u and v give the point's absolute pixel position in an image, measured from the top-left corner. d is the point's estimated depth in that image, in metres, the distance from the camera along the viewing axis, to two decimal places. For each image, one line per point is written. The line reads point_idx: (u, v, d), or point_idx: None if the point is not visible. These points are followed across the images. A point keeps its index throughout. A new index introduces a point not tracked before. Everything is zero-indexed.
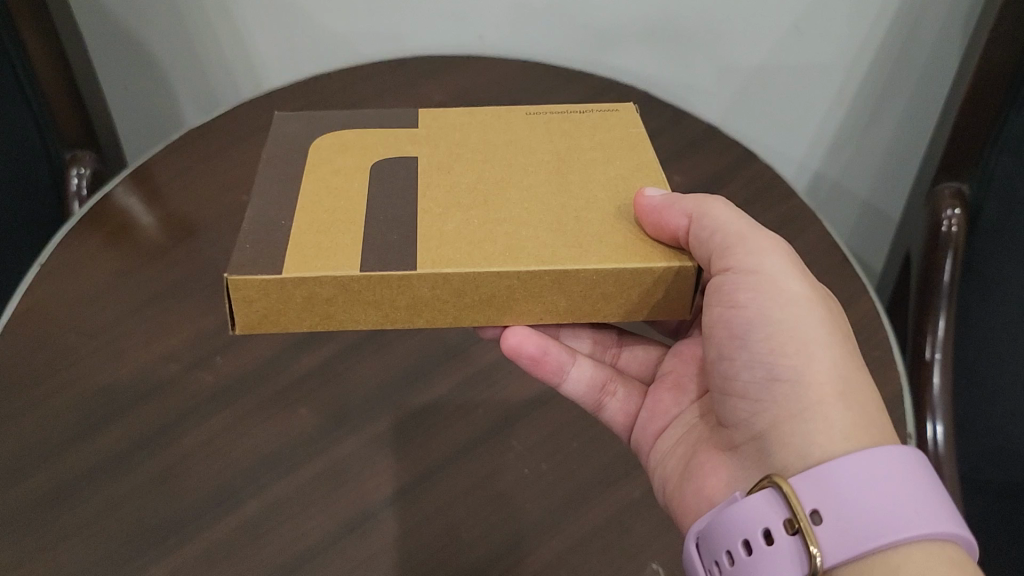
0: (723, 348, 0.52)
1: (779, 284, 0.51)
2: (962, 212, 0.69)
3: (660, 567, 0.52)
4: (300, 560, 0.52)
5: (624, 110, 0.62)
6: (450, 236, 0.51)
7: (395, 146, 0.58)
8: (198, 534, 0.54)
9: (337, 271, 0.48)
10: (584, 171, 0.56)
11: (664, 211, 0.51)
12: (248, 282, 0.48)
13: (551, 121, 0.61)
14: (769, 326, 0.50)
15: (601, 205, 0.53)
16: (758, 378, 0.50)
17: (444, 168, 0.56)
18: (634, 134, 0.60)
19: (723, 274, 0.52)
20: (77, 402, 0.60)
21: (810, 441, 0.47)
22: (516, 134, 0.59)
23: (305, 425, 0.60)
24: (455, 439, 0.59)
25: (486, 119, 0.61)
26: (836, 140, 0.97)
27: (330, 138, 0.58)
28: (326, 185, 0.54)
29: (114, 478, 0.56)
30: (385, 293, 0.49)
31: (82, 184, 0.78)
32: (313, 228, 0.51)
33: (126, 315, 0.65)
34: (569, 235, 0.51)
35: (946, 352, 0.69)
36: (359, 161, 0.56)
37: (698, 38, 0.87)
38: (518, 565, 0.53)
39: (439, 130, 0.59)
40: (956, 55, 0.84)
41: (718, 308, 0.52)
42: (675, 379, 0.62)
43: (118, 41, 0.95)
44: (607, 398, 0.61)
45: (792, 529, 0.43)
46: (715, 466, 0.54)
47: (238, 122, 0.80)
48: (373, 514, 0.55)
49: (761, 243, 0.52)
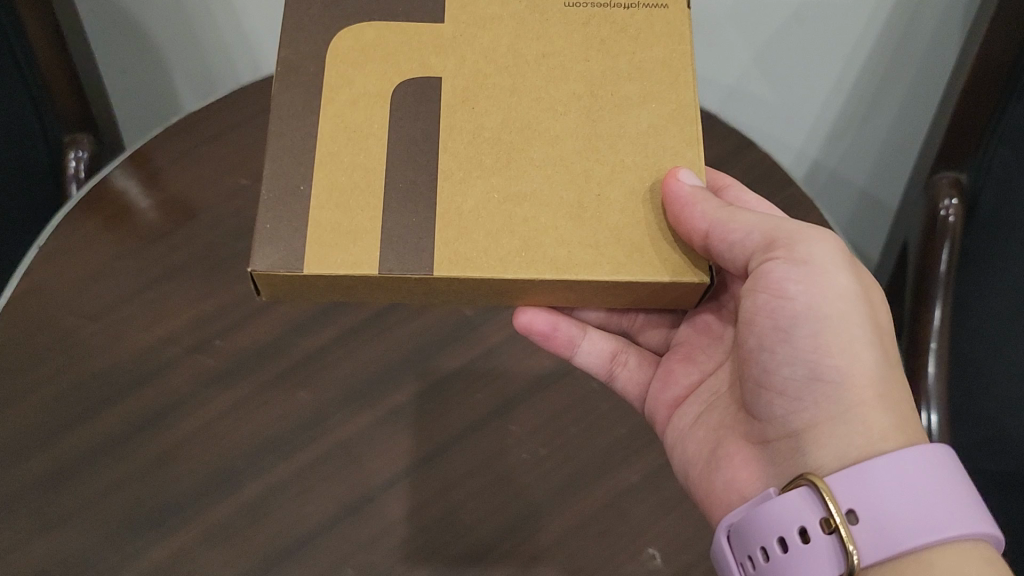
0: (765, 339, 0.50)
1: (830, 278, 0.50)
2: (959, 202, 0.71)
3: (657, 551, 0.53)
4: (300, 542, 0.53)
5: (673, 3, 0.56)
6: (469, 218, 0.49)
7: (418, 58, 0.53)
8: (200, 515, 0.54)
9: (359, 269, 0.47)
10: (617, 123, 0.52)
11: (688, 207, 0.48)
12: (272, 275, 0.47)
13: (593, 19, 0.55)
14: (817, 320, 0.49)
15: (627, 180, 0.50)
16: (799, 375, 0.49)
17: (469, 101, 0.52)
18: (676, 57, 0.54)
19: (770, 262, 0.50)
20: (77, 383, 0.60)
21: (849, 443, 0.47)
22: (551, 43, 0.54)
23: (305, 409, 0.59)
24: (456, 422, 0.59)
25: (520, 14, 0.55)
26: (835, 129, 0.97)
27: (348, 37, 0.53)
28: (344, 121, 0.51)
29: (115, 461, 0.56)
30: (404, 284, 0.48)
31: (80, 167, 0.78)
32: (330, 202, 0.49)
33: (125, 297, 0.65)
34: (587, 229, 0.49)
35: (942, 341, 0.70)
36: (380, 85, 0.52)
37: (699, 24, 0.87)
38: (515, 547, 0.53)
39: (465, 33, 0.54)
40: (954, 49, 0.85)
41: (764, 295, 0.50)
42: (687, 351, 0.60)
43: (114, 20, 0.94)
44: (618, 369, 0.61)
45: (828, 528, 0.44)
46: (745, 458, 0.53)
47: (235, 99, 0.77)
48: (374, 498, 0.55)
49: (811, 233, 0.51)
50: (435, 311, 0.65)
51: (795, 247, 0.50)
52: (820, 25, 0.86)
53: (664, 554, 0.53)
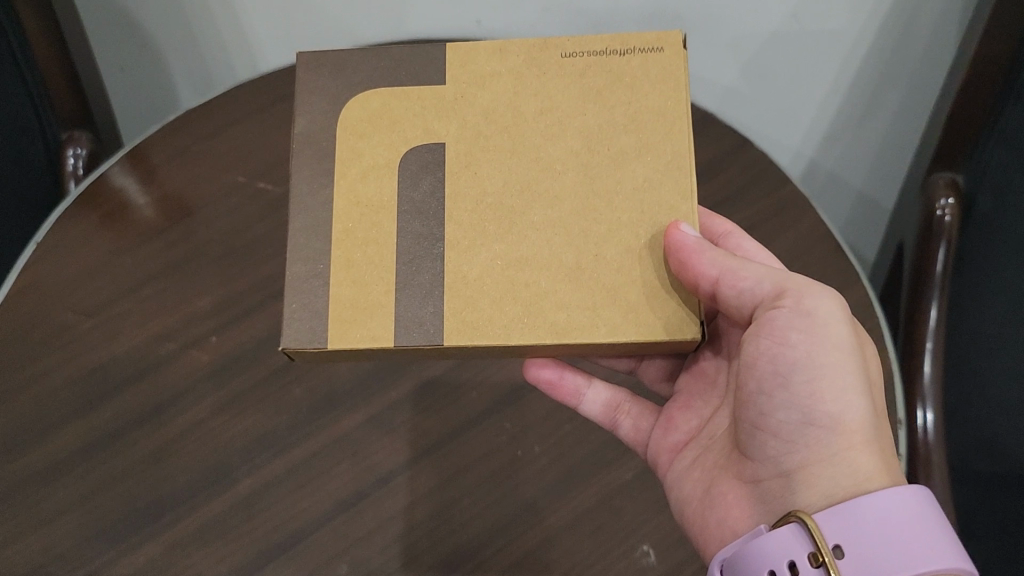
0: (763, 384, 0.48)
1: (830, 328, 0.48)
2: (955, 202, 0.71)
3: (650, 548, 0.54)
4: (295, 537, 0.54)
5: (669, 43, 0.51)
6: (475, 287, 0.48)
7: (421, 121, 0.50)
8: (195, 510, 0.55)
9: (376, 344, 0.47)
10: (614, 179, 0.49)
11: (693, 255, 0.46)
12: (302, 351, 0.48)
13: (589, 70, 0.51)
14: (815, 368, 0.47)
15: (623, 235, 0.48)
16: (792, 420, 0.48)
17: (471, 161, 0.50)
18: (673, 104, 0.50)
19: (774, 310, 0.49)
20: (74, 379, 0.60)
21: (837, 483, 0.46)
22: (549, 96, 0.50)
23: (300, 405, 0.59)
24: (451, 419, 0.59)
25: (519, 68, 0.51)
26: (832, 131, 0.98)
27: (357, 107, 0.51)
28: (356, 197, 0.50)
29: (110, 456, 0.57)
30: (419, 352, 0.49)
31: (78, 164, 0.78)
32: (348, 278, 0.49)
33: (121, 293, 0.65)
34: (585, 290, 0.48)
35: (938, 342, 0.70)
36: (390, 153, 0.50)
37: (696, 24, 0.87)
38: (510, 544, 0.54)
39: (465, 92, 0.51)
40: (952, 50, 0.85)
41: (766, 341, 0.48)
42: (686, 400, 0.58)
43: (115, 17, 0.94)
44: (621, 417, 0.58)
45: (816, 562, 0.43)
46: (737, 498, 0.51)
47: (233, 97, 0.78)
48: (369, 493, 0.55)
49: (817, 287, 0.49)
50: None
51: (800, 296, 0.48)
52: (819, 25, 0.85)
53: (658, 551, 0.53)
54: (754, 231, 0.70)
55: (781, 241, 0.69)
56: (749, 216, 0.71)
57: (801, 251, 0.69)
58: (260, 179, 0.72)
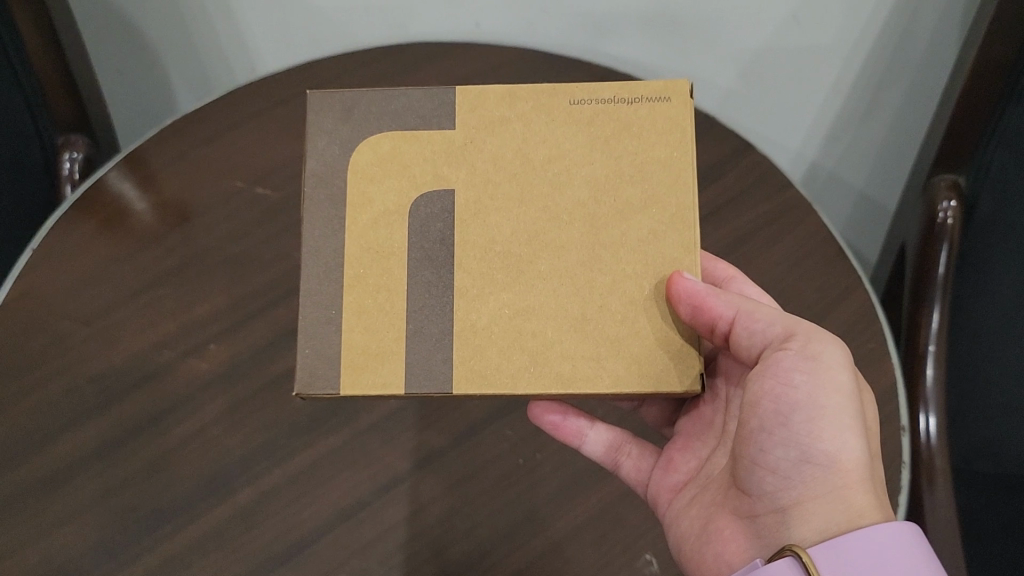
0: (764, 422, 0.48)
1: (834, 373, 0.47)
2: (958, 204, 0.70)
3: (654, 558, 0.53)
4: (294, 548, 0.53)
5: (676, 92, 0.51)
6: (484, 335, 0.48)
7: (430, 165, 0.50)
8: (194, 521, 0.54)
9: (387, 391, 0.47)
10: (620, 231, 0.49)
11: (707, 300, 0.47)
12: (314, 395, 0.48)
13: (597, 117, 0.50)
14: (817, 409, 0.46)
15: (630, 286, 0.49)
16: (790, 457, 0.47)
17: (480, 212, 0.49)
18: (678, 156, 0.50)
19: (781, 352, 0.48)
20: (72, 389, 0.59)
21: (830, 520, 0.45)
22: (557, 142, 0.50)
23: (299, 413, 0.59)
24: (449, 429, 0.58)
25: (527, 115, 0.50)
26: (831, 134, 0.97)
27: (368, 150, 0.50)
28: (368, 239, 0.49)
29: (108, 467, 0.56)
30: (428, 397, 0.49)
31: (74, 168, 0.78)
32: (359, 324, 0.48)
33: (118, 301, 0.64)
34: (591, 340, 0.48)
35: (941, 344, 0.70)
36: (399, 198, 0.49)
37: (696, 25, 0.87)
38: (510, 554, 0.53)
39: (474, 138, 0.50)
40: (954, 50, 0.84)
41: (770, 381, 0.48)
42: (685, 440, 0.56)
43: (110, 20, 0.94)
44: (622, 457, 0.56)
45: None
46: (734, 532, 0.50)
47: (230, 102, 0.77)
48: (369, 504, 0.55)
49: (824, 334, 0.48)
50: None
51: (806, 342, 0.48)
52: (817, 28, 0.85)
53: (660, 561, 0.53)
54: (755, 236, 0.69)
55: (782, 246, 0.69)
56: (750, 221, 0.70)
57: (801, 256, 0.68)
58: (257, 184, 0.71)
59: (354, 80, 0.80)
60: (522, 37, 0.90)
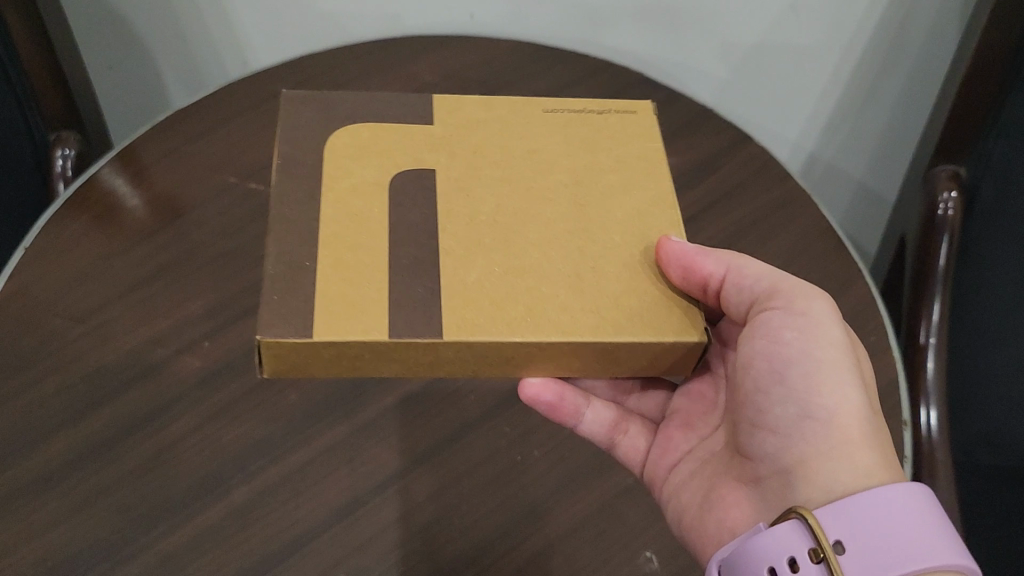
0: (759, 381, 0.50)
1: (825, 326, 0.49)
2: (958, 195, 0.69)
3: (654, 555, 0.52)
4: (290, 549, 0.51)
5: (640, 110, 0.60)
6: (473, 291, 0.47)
7: (412, 151, 0.54)
8: (188, 522, 0.52)
9: (370, 337, 0.44)
10: (603, 207, 0.52)
11: (696, 260, 0.49)
12: (282, 344, 0.44)
13: (569, 124, 0.58)
14: (811, 362, 0.48)
15: (621, 250, 0.50)
16: (790, 414, 0.48)
17: (464, 189, 0.52)
18: (649, 153, 0.57)
19: (770, 312, 0.50)
20: (64, 387, 0.58)
21: (836, 477, 0.46)
22: (534, 142, 0.56)
23: (294, 410, 0.58)
24: (446, 425, 0.58)
25: (503, 118, 0.57)
26: (831, 124, 0.96)
27: (347, 134, 0.54)
28: (346, 206, 0.50)
29: (101, 466, 0.54)
30: (411, 354, 0.45)
31: (66, 165, 0.76)
32: (338, 275, 0.46)
33: (110, 298, 0.63)
34: (588, 297, 0.48)
35: (941, 335, 0.69)
36: (380, 173, 0.52)
37: (692, 14, 0.86)
38: (511, 552, 0.52)
39: (456, 133, 0.56)
40: (948, 57, 0.86)
41: (761, 341, 0.50)
42: (683, 418, 0.58)
43: (102, 18, 0.93)
44: (619, 436, 0.57)
45: (817, 558, 0.42)
46: (737, 499, 0.52)
47: (224, 101, 0.78)
48: (367, 500, 0.54)
49: (810, 289, 0.51)
50: None
51: (792, 298, 0.50)
52: (816, 18, 0.85)
53: (660, 557, 0.52)
54: (755, 227, 0.69)
55: (782, 237, 0.68)
56: (749, 213, 0.70)
57: (802, 248, 0.67)
58: (251, 179, 0.72)
59: (347, 74, 0.80)
60: (516, 33, 0.90)
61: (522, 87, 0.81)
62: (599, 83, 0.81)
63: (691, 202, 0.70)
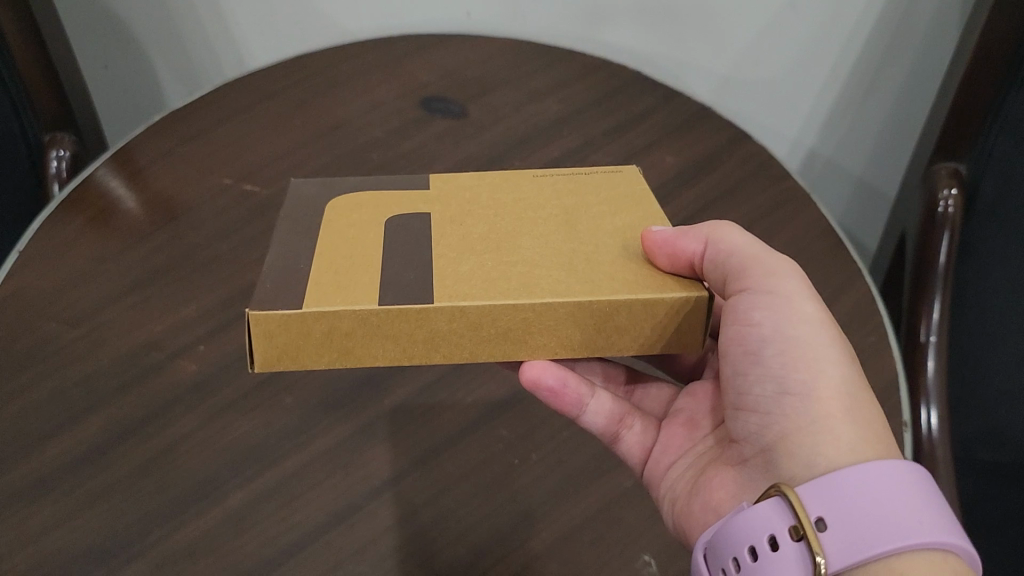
0: (738, 365, 0.50)
1: (797, 304, 0.49)
2: (959, 192, 0.68)
3: (652, 558, 0.51)
4: (285, 554, 0.50)
5: (628, 172, 0.58)
6: (466, 275, 0.47)
7: (408, 202, 0.53)
8: (182, 527, 0.51)
9: (358, 305, 0.45)
10: (587, 212, 0.53)
11: (679, 241, 0.48)
12: (270, 316, 0.44)
13: (561, 181, 0.56)
14: (784, 341, 0.48)
15: (610, 248, 0.50)
16: (768, 392, 0.48)
17: (456, 220, 0.52)
18: (636, 189, 0.56)
19: (740, 295, 0.50)
20: (58, 392, 0.57)
21: (817, 454, 0.45)
22: (527, 193, 0.55)
23: (290, 414, 0.58)
24: (443, 430, 0.58)
25: (496, 178, 0.57)
26: (830, 120, 0.95)
27: (344, 201, 0.53)
28: (341, 235, 0.50)
29: (95, 471, 0.53)
30: (402, 326, 0.46)
31: (61, 166, 0.76)
32: (331, 270, 0.47)
33: (106, 302, 0.62)
34: (581, 274, 0.48)
35: (942, 335, 0.68)
36: (376, 214, 0.52)
37: (691, 14, 0.87)
38: (509, 556, 0.51)
39: (449, 188, 0.55)
40: (946, 59, 0.85)
41: (733, 327, 0.50)
42: (687, 416, 0.58)
43: (97, 20, 0.93)
44: (624, 430, 0.57)
45: (797, 535, 0.41)
46: (722, 481, 0.52)
47: (221, 104, 0.78)
48: (362, 505, 0.53)
49: (781, 266, 0.50)
50: None
51: (758, 277, 0.50)
52: (814, 16, 0.85)
53: (659, 562, 0.51)
54: (754, 225, 0.68)
55: (782, 236, 0.67)
56: (747, 212, 0.69)
57: (803, 246, 0.67)
58: (245, 181, 0.72)
59: (346, 74, 0.81)
60: (513, 31, 0.90)
61: (518, 83, 0.80)
62: (596, 81, 0.81)
63: (688, 201, 0.70)
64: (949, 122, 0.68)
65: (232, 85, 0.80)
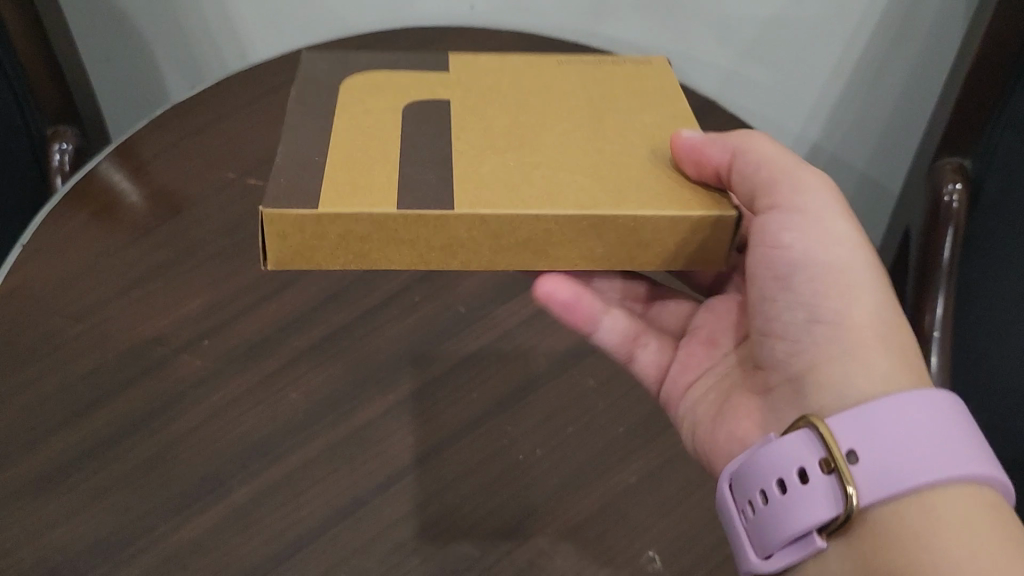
0: (766, 289, 0.50)
1: (826, 222, 0.49)
2: (963, 187, 0.68)
3: (656, 554, 0.51)
4: (290, 549, 0.50)
5: (648, 84, 0.58)
6: (487, 180, 0.47)
7: (427, 91, 0.55)
8: (186, 523, 0.51)
9: (377, 208, 0.45)
10: (610, 122, 0.53)
11: (706, 151, 0.49)
12: (285, 216, 0.44)
13: (583, 85, 0.57)
14: (815, 265, 0.48)
15: (631, 159, 0.50)
16: (799, 319, 0.48)
17: (476, 116, 0.53)
18: (655, 106, 0.56)
19: (769, 213, 0.50)
20: (62, 387, 0.57)
21: (850, 383, 0.45)
22: (548, 97, 0.55)
23: (295, 409, 0.58)
24: (447, 425, 0.57)
25: (519, 75, 0.57)
26: (834, 114, 0.95)
27: (362, 85, 0.54)
28: (357, 124, 0.51)
29: (100, 466, 0.53)
30: (420, 232, 0.46)
31: (64, 159, 0.76)
32: (346, 166, 0.47)
33: (109, 297, 0.62)
34: (604, 184, 0.48)
35: (946, 330, 0.68)
36: (393, 100, 0.53)
37: (695, 7, 0.86)
38: (513, 552, 0.51)
39: (471, 79, 0.56)
40: (952, 52, 0.85)
41: (762, 248, 0.50)
42: (707, 334, 0.60)
43: (100, 14, 0.92)
44: (638, 349, 0.61)
45: (827, 468, 0.41)
46: (747, 410, 0.53)
47: (224, 98, 0.78)
48: (367, 502, 0.53)
49: (812, 182, 0.50)
50: (423, 313, 0.65)
51: (787, 195, 0.50)
52: (819, 10, 0.85)
53: (664, 557, 0.51)
54: None
55: None
56: None
57: None
58: (249, 175, 0.72)
59: None
60: (517, 25, 0.90)
61: None
62: None
63: None
64: (951, 123, 0.68)
65: (236, 78, 0.80)
